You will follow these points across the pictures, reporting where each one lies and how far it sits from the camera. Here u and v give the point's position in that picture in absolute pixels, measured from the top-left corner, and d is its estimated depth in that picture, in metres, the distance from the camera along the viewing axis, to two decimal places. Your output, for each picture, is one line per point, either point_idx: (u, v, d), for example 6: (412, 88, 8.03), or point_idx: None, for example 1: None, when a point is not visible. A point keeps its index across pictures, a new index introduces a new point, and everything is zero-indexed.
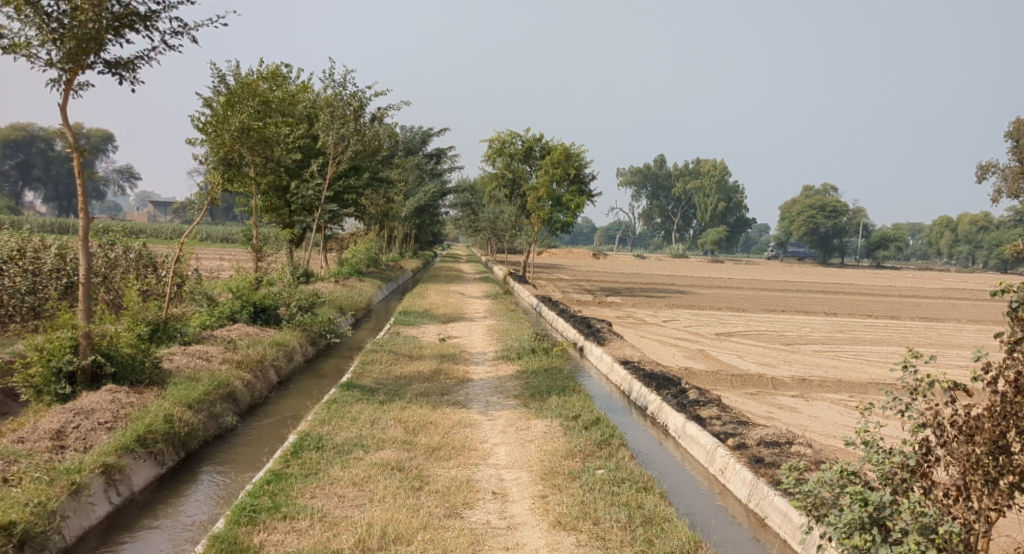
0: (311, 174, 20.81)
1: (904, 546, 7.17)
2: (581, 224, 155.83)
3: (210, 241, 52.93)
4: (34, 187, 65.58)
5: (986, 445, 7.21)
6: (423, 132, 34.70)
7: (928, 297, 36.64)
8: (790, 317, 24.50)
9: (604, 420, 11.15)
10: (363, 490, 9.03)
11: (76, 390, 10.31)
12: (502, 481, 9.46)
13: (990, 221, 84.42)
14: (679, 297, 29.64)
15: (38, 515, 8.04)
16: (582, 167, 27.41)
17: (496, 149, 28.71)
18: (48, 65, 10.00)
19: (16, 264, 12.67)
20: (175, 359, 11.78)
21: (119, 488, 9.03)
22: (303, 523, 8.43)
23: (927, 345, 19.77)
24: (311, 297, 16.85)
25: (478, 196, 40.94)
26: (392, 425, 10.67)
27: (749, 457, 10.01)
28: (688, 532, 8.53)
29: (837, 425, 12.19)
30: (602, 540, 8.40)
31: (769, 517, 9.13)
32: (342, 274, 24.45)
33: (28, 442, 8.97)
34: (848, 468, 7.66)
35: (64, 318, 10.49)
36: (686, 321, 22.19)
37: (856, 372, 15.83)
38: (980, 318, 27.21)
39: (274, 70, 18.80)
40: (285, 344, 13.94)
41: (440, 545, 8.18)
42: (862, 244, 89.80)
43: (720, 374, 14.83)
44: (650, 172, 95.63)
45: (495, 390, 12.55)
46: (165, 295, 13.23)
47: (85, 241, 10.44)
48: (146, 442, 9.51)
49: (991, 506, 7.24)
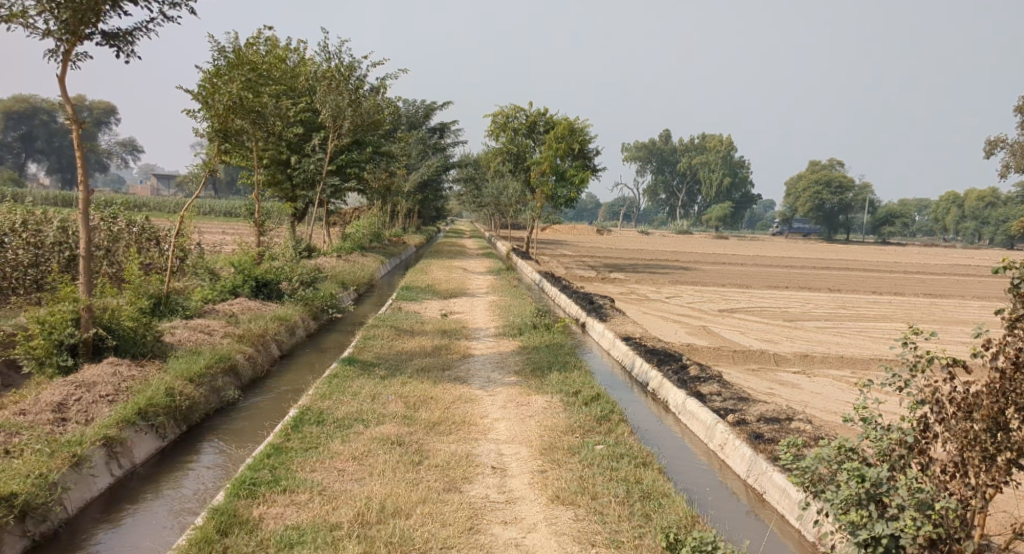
0: (312, 148, 20.79)
1: (901, 522, 7.19)
2: (585, 200, 155.43)
3: (211, 215, 53.06)
4: (38, 158, 65.70)
5: (984, 422, 7.22)
6: (426, 106, 34.51)
7: (932, 273, 36.38)
8: (793, 293, 24.40)
9: (604, 396, 11.16)
10: (362, 464, 9.07)
11: (78, 362, 10.36)
12: (501, 456, 9.49)
13: (997, 197, 83.78)
14: (682, 273, 29.57)
15: (39, 487, 8.11)
16: (586, 142, 27.10)
17: (499, 124, 28.59)
18: (46, 36, 9.94)
19: (19, 236, 12.70)
20: (177, 333, 11.81)
21: (121, 461, 9.08)
22: (302, 497, 8.47)
23: (930, 322, 19.70)
24: (313, 272, 16.87)
25: (480, 171, 40.84)
26: (393, 400, 10.71)
27: (749, 433, 10.01)
28: (686, 507, 8.56)
29: (838, 401, 12.21)
30: (600, 514, 8.45)
31: (768, 492, 9.16)
32: (345, 249, 24.39)
33: (29, 414, 9.01)
34: (846, 444, 7.66)
35: (65, 291, 10.46)
36: (689, 298, 22.12)
37: (859, 348, 15.84)
38: (984, 294, 27.09)
39: (273, 42, 18.66)
40: (286, 319, 13.94)
41: (438, 519, 8.22)
42: (868, 221, 89.28)
43: (720, 350, 14.86)
44: (655, 147, 95.21)
45: (497, 365, 12.59)
46: (167, 269, 13.23)
47: (85, 213, 10.39)
48: (147, 415, 9.56)
49: (988, 482, 7.23)
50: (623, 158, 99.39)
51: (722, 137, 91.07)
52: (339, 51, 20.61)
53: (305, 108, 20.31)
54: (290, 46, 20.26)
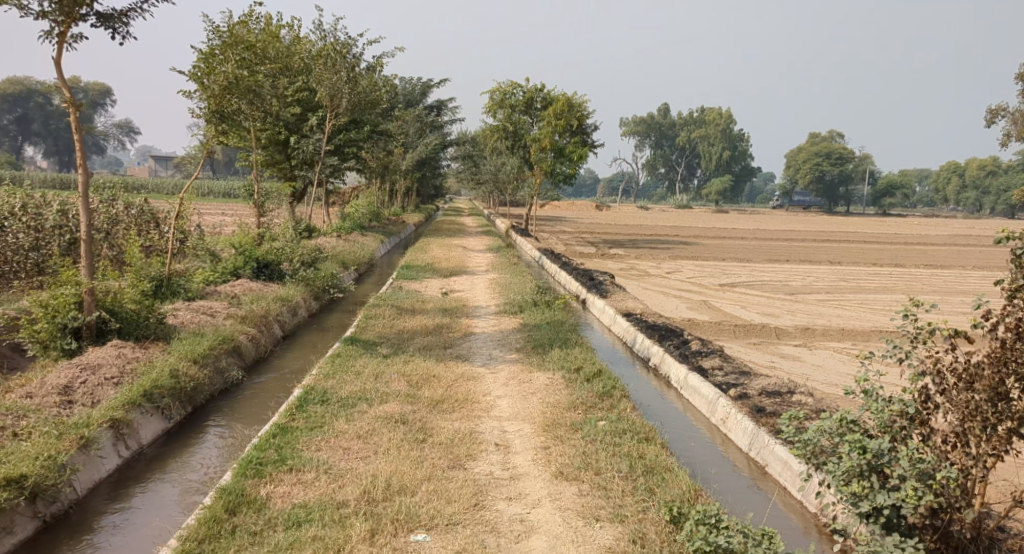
0: (310, 128, 20.74)
1: (902, 492, 7.25)
2: (584, 175, 154.91)
3: (209, 196, 53.01)
4: (35, 141, 65.53)
5: (985, 393, 7.27)
6: (423, 83, 34.35)
7: (933, 244, 36.31)
8: (794, 266, 24.41)
9: (606, 372, 11.20)
10: (367, 442, 9.13)
11: (82, 345, 10.40)
12: (505, 433, 9.55)
13: (998, 166, 83.59)
14: (683, 248, 29.55)
15: (49, 468, 8.16)
16: (585, 117, 27.03)
17: (497, 100, 28.49)
18: (40, 17, 9.89)
19: (18, 219, 12.70)
20: (179, 315, 11.85)
21: (128, 442, 9.14)
22: (308, 475, 8.54)
23: (930, 293, 19.73)
24: (313, 252, 16.86)
25: (478, 148, 40.72)
26: (396, 378, 10.77)
27: (751, 407, 10.07)
28: (689, 481, 8.62)
29: (839, 374, 12.27)
30: (604, 490, 8.51)
31: (770, 465, 9.24)
32: (345, 229, 24.38)
33: (36, 397, 9.07)
34: (848, 417, 7.68)
35: (67, 275, 10.47)
36: (689, 273, 22.14)
37: (860, 320, 15.90)
38: (985, 264, 27.08)
39: (267, 20, 18.54)
40: (288, 299, 13.97)
41: (444, 496, 8.29)
42: (869, 192, 89.06)
43: (721, 324, 14.90)
44: (655, 121, 94.82)
45: (498, 343, 12.63)
46: (167, 251, 13.23)
47: (85, 196, 10.37)
48: (153, 397, 9.60)
49: (989, 452, 7.31)
50: (622, 133, 99.03)
51: (721, 111, 90.66)
52: (334, 30, 20.50)
53: (301, 87, 20.22)
54: (284, 25, 20.14)
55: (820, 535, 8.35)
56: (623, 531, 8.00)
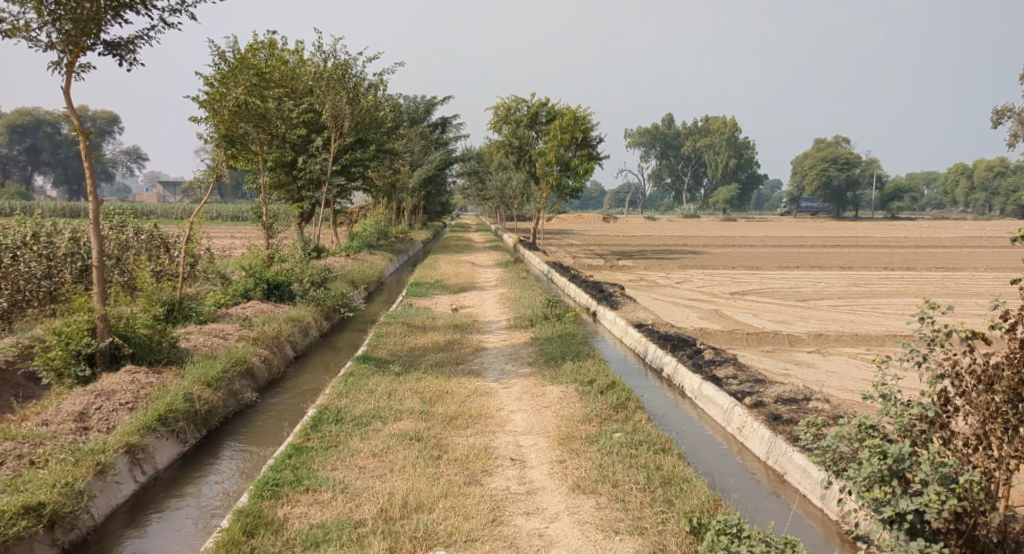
0: (316, 148, 20.87)
1: (925, 497, 7.18)
2: (590, 189, 155.05)
3: (218, 219, 53.23)
4: (44, 170, 66.00)
5: (1006, 394, 7.21)
6: (428, 101, 34.51)
7: (942, 246, 36.09)
8: (804, 273, 24.31)
9: (620, 384, 11.16)
10: (382, 460, 9.11)
11: (96, 372, 10.41)
12: (520, 447, 9.51)
13: (1005, 166, 83.49)
14: (692, 257, 29.49)
15: (67, 495, 8.15)
16: (590, 130, 27.08)
17: (502, 116, 28.61)
18: (49, 48, 9.95)
19: (30, 249, 12.62)
20: (192, 338, 11.88)
21: (144, 467, 9.14)
22: (325, 495, 8.51)
23: (943, 295, 19.59)
24: (322, 273, 16.86)
25: (484, 164, 40.85)
26: (409, 396, 10.75)
27: (767, 415, 10.01)
28: (707, 491, 8.57)
29: (854, 379, 12.21)
30: (623, 502, 8.46)
31: (788, 472, 9.18)
32: (353, 248, 24.42)
33: (52, 425, 9.08)
34: (866, 422, 7.63)
35: (80, 301, 10.48)
36: (699, 282, 22.09)
37: (873, 325, 15.81)
38: (996, 265, 26.94)
39: (272, 43, 18.66)
40: (300, 319, 13.99)
41: (461, 512, 8.26)
42: (876, 196, 88.96)
43: (734, 333, 14.83)
44: (659, 131, 95.19)
45: (510, 358, 12.60)
46: (178, 275, 13.28)
47: (96, 223, 10.39)
48: (167, 421, 9.59)
49: (1012, 454, 7.25)
50: (628, 144, 99.09)
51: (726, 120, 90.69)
52: (336, 50, 20.58)
53: (306, 109, 20.32)
54: (287, 47, 20.23)
55: (842, 543, 8.29)
56: (643, 543, 7.94)
